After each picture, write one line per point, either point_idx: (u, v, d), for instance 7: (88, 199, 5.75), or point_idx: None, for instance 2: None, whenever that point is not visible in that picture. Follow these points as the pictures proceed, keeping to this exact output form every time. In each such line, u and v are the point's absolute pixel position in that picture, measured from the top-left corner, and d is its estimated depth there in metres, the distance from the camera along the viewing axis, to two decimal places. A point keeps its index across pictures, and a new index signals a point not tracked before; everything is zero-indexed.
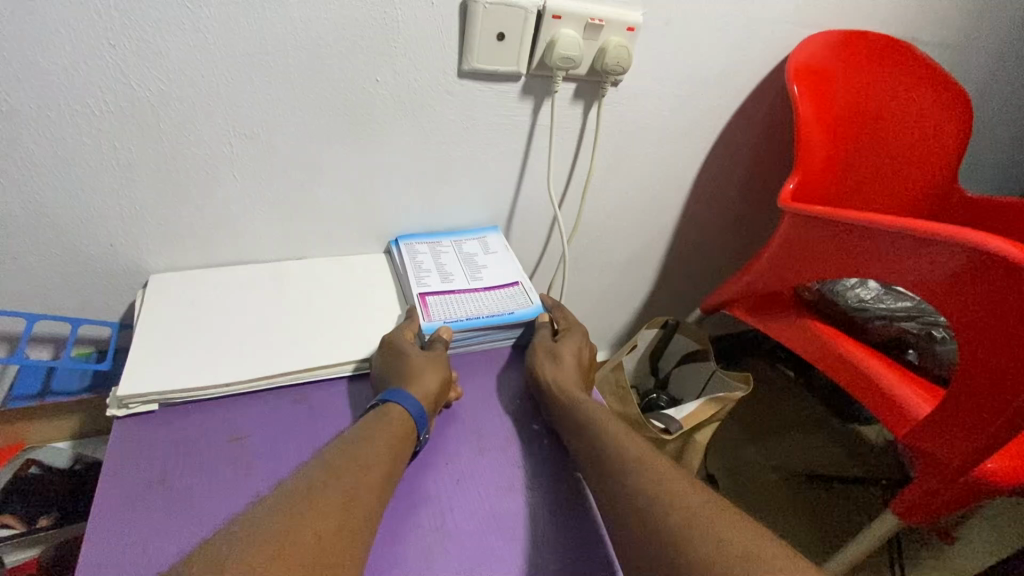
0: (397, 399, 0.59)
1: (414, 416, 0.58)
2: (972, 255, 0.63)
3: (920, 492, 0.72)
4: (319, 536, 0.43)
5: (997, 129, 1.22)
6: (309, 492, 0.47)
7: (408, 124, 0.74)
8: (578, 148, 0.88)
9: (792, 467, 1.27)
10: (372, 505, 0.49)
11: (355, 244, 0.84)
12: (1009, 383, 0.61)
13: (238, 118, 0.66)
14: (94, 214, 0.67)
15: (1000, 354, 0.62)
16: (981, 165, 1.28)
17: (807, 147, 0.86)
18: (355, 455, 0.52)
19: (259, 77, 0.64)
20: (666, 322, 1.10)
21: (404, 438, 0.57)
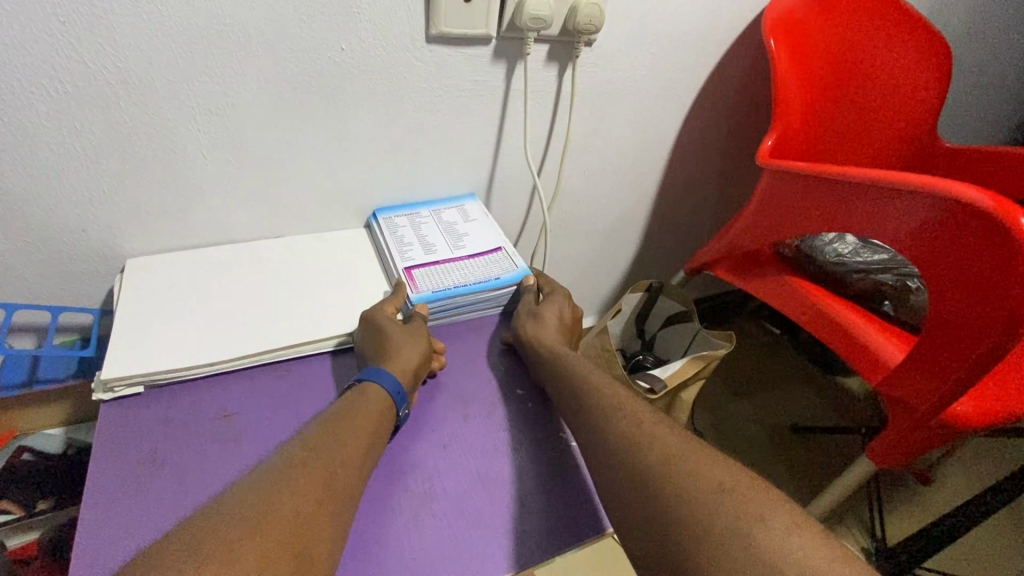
0: (374, 377, 0.59)
1: (392, 394, 0.58)
2: (946, 206, 0.64)
3: (894, 436, 0.74)
4: (300, 511, 0.44)
5: (978, 75, 1.21)
6: (288, 470, 0.48)
7: (379, 94, 0.73)
8: (554, 112, 0.86)
9: (776, 420, 1.31)
10: (352, 479, 0.50)
11: (334, 220, 0.83)
12: (981, 328, 0.63)
13: (202, 94, 0.64)
14: (62, 199, 0.66)
15: (971, 301, 0.64)
16: (962, 112, 1.28)
17: (785, 101, 0.86)
18: (334, 432, 0.53)
19: (220, 49, 0.62)
20: (650, 285, 1.11)
21: (383, 415, 0.57)
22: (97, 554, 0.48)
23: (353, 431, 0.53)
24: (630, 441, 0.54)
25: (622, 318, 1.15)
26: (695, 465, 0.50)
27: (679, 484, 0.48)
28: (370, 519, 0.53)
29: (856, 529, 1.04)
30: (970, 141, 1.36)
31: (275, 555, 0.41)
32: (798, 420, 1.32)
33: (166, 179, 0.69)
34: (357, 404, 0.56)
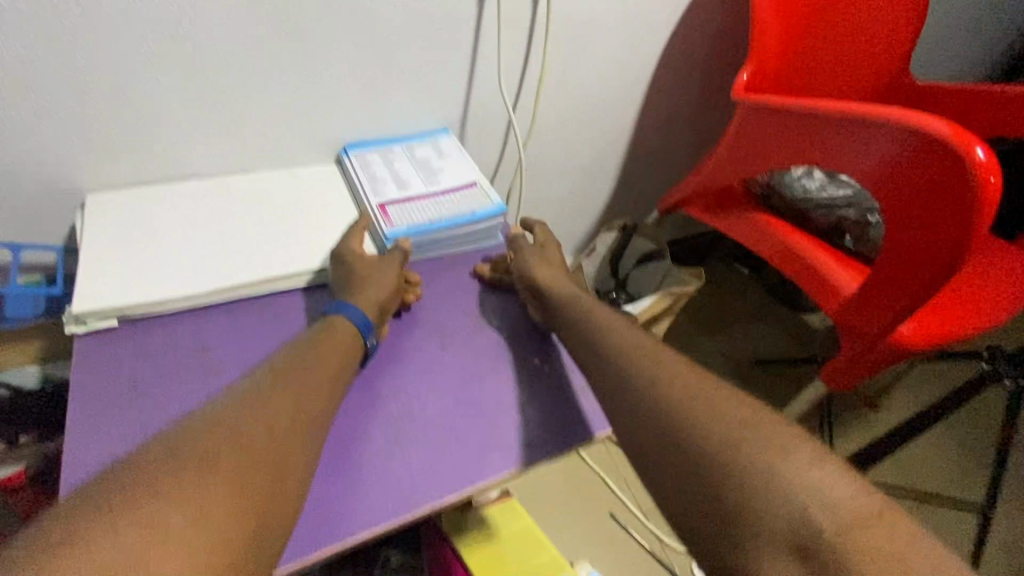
0: (342, 310, 0.60)
1: (359, 327, 0.60)
2: (909, 139, 0.67)
3: (845, 359, 0.80)
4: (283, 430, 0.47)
5: (953, 12, 1.21)
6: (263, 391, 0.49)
7: (343, 16, 0.71)
8: (528, 41, 0.85)
9: (741, 354, 1.38)
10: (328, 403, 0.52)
11: (305, 156, 0.81)
12: (929, 252, 0.68)
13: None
14: (12, 126, 0.63)
15: (922, 230, 0.68)
16: (937, 50, 1.28)
17: (760, 33, 0.85)
18: (304, 360, 0.54)
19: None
20: (625, 225, 1.15)
21: (351, 345, 0.58)
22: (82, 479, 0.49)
23: (323, 359, 0.54)
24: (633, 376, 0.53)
25: (596, 257, 1.18)
26: (702, 399, 0.49)
27: (703, 425, 0.47)
28: (350, 442, 0.56)
29: None
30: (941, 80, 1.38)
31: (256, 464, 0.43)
32: (762, 354, 1.39)
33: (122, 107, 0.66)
34: (326, 333, 0.58)
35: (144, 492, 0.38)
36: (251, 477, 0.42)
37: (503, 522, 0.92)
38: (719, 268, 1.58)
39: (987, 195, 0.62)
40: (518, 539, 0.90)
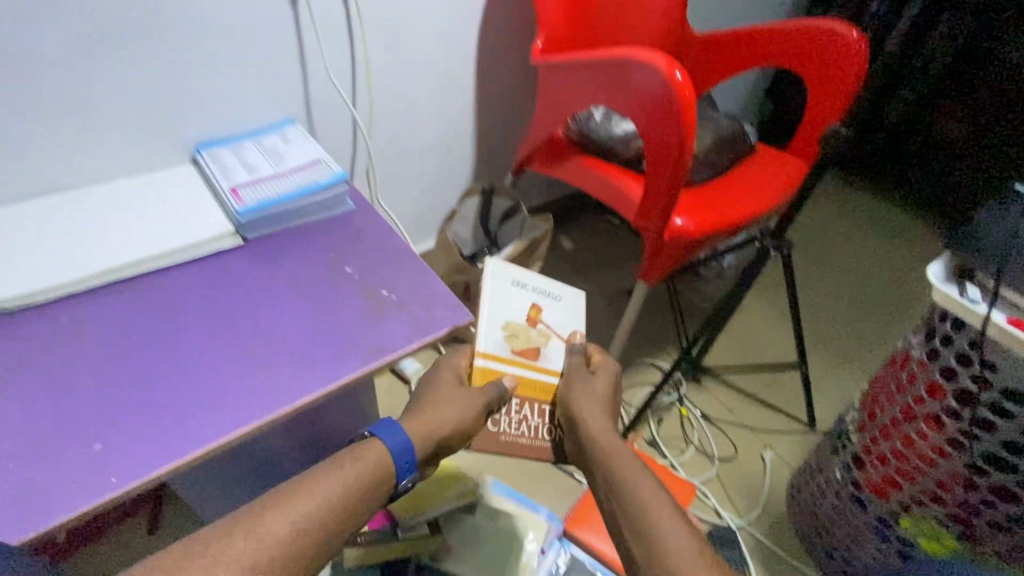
0: (383, 432, 0.62)
1: (393, 452, 0.61)
2: (652, 75, 0.85)
3: (648, 255, 0.97)
4: (279, 526, 0.49)
5: None
6: (290, 494, 0.52)
7: (166, 34, 0.81)
8: (351, 41, 0.99)
9: (616, 289, 1.57)
10: (344, 514, 0.53)
11: (163, 162, 0.91)
12: (668, 144, 0.85)
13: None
14: None
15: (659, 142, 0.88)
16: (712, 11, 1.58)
17: (543, 10, 1.03)
18: (317, 478, 0.54)
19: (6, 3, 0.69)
20: (482, 188, 1.29)
21: (372, 485, 0.57)
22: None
23: (323, 490, 0.53)
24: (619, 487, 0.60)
25: (467, 222, 1.32)
26: None
27: None
28: (210, 381, 0.67)
29: (671, 350, 1.35)
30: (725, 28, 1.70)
31: None
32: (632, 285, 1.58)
33: None
34: (355, 459, 0.58)
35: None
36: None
37: None
38: (592, 221, 1.76)
39: (686, 104, 0.81)
40: None
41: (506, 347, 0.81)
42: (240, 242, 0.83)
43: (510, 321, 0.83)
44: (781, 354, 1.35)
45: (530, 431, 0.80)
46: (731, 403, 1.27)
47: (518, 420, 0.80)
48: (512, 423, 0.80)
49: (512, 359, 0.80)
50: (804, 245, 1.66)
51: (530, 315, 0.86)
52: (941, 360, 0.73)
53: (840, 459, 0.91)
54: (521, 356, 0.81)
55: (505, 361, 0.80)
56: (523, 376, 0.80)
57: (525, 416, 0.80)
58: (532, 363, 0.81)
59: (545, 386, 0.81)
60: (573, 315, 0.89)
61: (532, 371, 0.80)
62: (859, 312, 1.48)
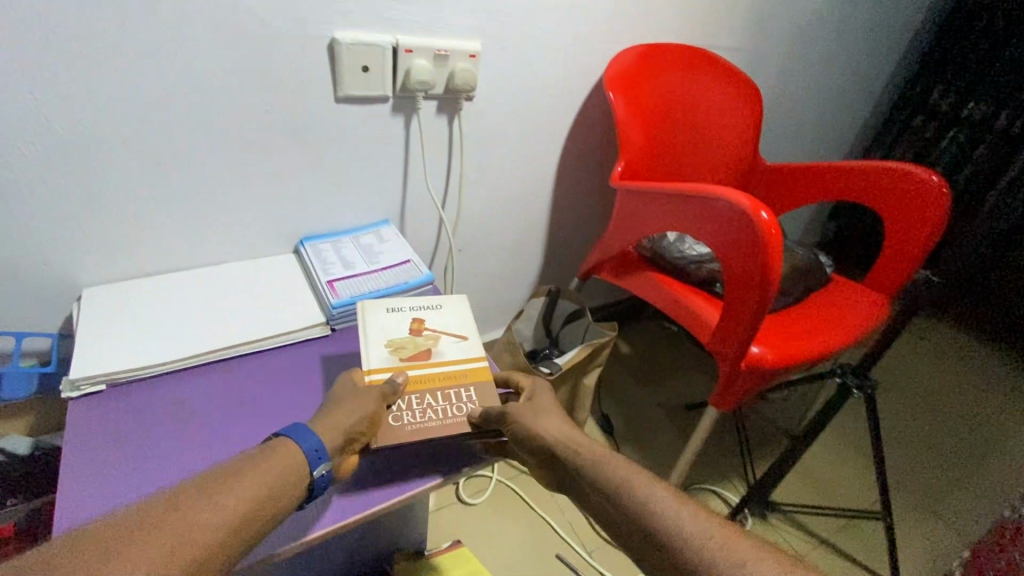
0: (295, 436, 0.63)
1: (308, 453, 0.61)
2: (732, 210, 0.87)
3: (723, 381, 0.95)
4: (194, 520, 0.52)
5: (777, 109, 1.59)
6: (208, 493, 0.54)
7: (295, 143, 0.92)
8: (450, 154, 1.08)
9: (673, 401, 1.52)
10: (264, 501, 0.56)
11: (269, 248, 1.00)
12: (750, 273, 0.85)
13: (164, 147, 0.82)
14: (42, 242, 0.81)
15: (738, 274, 0.88)
16: (775, 138, 1.66)
17: (627, 138, 1.10)
18: (232, 472, 0.57)
19: (177, 118, 0.81)
20: (548, 290, 1.31)
21: (283, 475, 0.59)
22: (59, 520, 0.59)
23: (243, 484, 0.56)
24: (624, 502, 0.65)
25: (530, 320, 1.34)
26: None
27: None
28: None
29: (735, 480, 1.26)
30: (794, 155, 1.76)
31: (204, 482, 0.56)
32: (690, 398, 1.53)
33: (127, 220, 0.85)
34: (272, 458, 0.60)
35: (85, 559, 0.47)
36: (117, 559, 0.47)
37: (451, 568, 0.99)
38: (649, 326, 1.75)
39: (773, 244, 0.82)
40: None
41: (396, 361, 0.77)
42: (328, 332, 0.88)
43: (394, 337, 0.80)
44: (860, 502, 1.24)
45: (437, 413, 0.73)
46: (802, 546, 1.16)
47: (420, 406, 0.73)
48: (416, 411, 0.73)
49: (404, 367, 0.77)
50: (886, 379, 1.60)
51: (414, 326, 0.82)
52: None
53: None
54: (414, 360, 0.77)
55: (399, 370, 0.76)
56: (419, 375, 0.77)
57: (429, 404, 0.74)
58: (426, 362, 0.78)
59: (443, 375, 0.78)
60: (461, 315, 0.87)
61: (428, 372, 0.77)
62: (950, 461, 1.36)
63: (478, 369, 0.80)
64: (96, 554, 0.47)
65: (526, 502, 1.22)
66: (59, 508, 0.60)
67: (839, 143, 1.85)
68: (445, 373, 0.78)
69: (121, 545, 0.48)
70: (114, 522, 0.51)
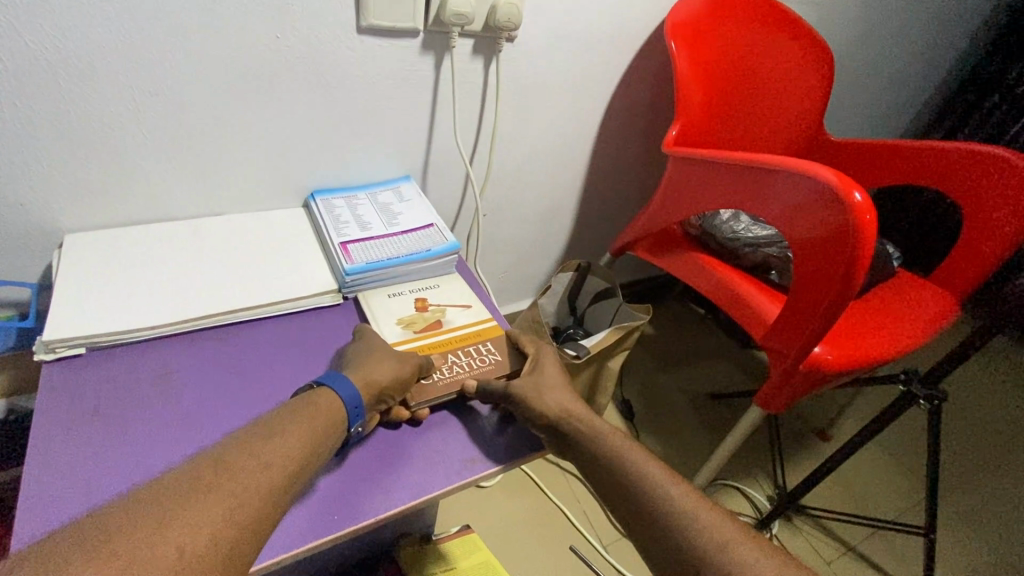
0: (332, 382, 0.58)
1: (347, 404, 0.57)
2: (814, 187, 0.75)
3: (776, 381, 0.85)
4: (245, 475, 0.47)
5: (842, 76, 1.43)
6: (250, 448, 0.49)
7: (309, 79, 0.79)
8: (483, 104, 0.95)
9: (698, 389, 1.43)
10: (309, 454, 0.51)
11: (276, 200, 0.89)
12: (832, 265, 0.74)
13: (156, 73, 0.70)
14: (14, 178, 0.70)
15: (811, 261, 0.77)
16: (835, 110, 1.51)
17: (685, 98, 0.97)
18: (268, 427, 0.51)
19: (173, 38, 0.68)
20: (578, 264, 1.20)
21: (327, 426, 0.54)
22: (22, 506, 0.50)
23: (285, 439, 0.51)
24: (650, 509, 0.56)
25: (555, 295, 1.23)
26: None
27: None
28: None
29: (761, 479, 1.18)
30: (849, 133, 1.60)
31: (239, 440, 0.50)
32: (717, 388, 1.44)
33: (115, 158, 0.74)
34: (308, 408, 0.55)
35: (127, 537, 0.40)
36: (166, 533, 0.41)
37: (460, 557, 0.92)
38: (677, 307, 1.65)
39: (865, 231, 0.70)
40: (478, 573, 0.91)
41: (408, 333, 0.72)
42: (340, 300, 0.78)
43: (401, 315, 0.75)
44: (892, 511, 1.17)
45: (468, 367, 0.70)
46: (829, 553, 1.10)
47: (447, 363, 0.69)
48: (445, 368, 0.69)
49: (421, 339, 0.72)
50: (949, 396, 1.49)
51: (417, 303, 0.78)
52: None
53: None
54: (425, 330, 0.73)
55: (413, 342, 0.71)
56: (435, 341, 0.73)
57: (453, 361, 0.70)
58: (438, 330, 0.74)
59: (458, 338, 0.74)
60: (461, 286, 0.83)
61: (442, 338, 0.73)
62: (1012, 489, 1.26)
63: (490, 327, 0.76)
64: (146, 519, 0.41)
65: (539, 487, 1.16)
66: (20, 492, 0.51)
67: (898, 122, 1.69)
68: (465, 333, 0.75)
69: (175, 508, 0.43)
70: (154, 487, 0.44)
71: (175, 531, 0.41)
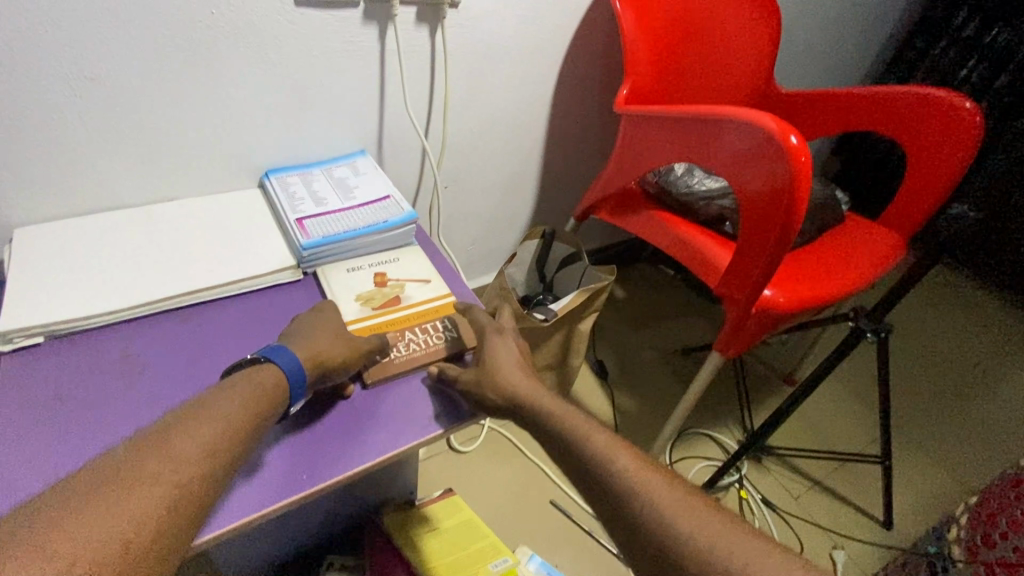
0: (274, 357, 0.59)
1: (289, 375, 0.58)
2: (753, 134, 0.77)
3: (731, 326, 0.89)
4: (190, 450, 0.48)
5: (794, 29, 1.45)
6: (191, 421, 0.50)
7: (250, 56, 0.78)
8: (432, 73, 0.95)
9: (670, 346, 1.47)
10: (250, 424, 0.53)
11: (231, 181, 0.89)
12: (772, 214, 0.77)
13: (88, 57, 0.69)
14: None
15: (754, 206, 0.80)
16: (789, 62, 1.53)
17: (633, 57, 0.98)
18: (206, 404, 0.52)
19: (102, 18, 0.67)
20: (543, 231, 1.21)
21: (268, 397, 0.56)
22: None
23: (224, 413, 0.52)
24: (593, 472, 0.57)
25: (522, 264, 1.25)
26: None
27: None
28: None
29: (732, 425, 1.24)
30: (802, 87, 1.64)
31: (173, 422, 0.50)
32: (688, 344, 1.48)
33: (54, 147, 0.73)
34: (249, 380, 0.56)
35: (64, 519, 0.41)
36: (105, 516, 0.42)
37: (443, 518, 0.95)
38: (647, 269, 1.68)
39: (800, 172, 0.73)
40: (461, 532, 0.94)
41: (366, 310, 0.74)
42: (300, 276, 0.79)
43: (360, 290, 0.77)
44: (851, 443, 1.24)
45: (424, 343, 0.72)
46: (796, 488, 1.16)
47: (403, 340, 0.71)
48: (401, 344, 0.71)
49: (379, 316, 0.74)
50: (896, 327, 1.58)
51: (376, 277, 0.79)
52: None
53: None
54: (384, 306, 0.75)
55: (372, 319, 0.73)
56: (392, 318, 0.74)
57: (410, 339, 0.72)
58: (397, 306, 0.76)
59: (417, 314, 0.75)
60: (421, 259, 0.84)
61: (401, 314, 0.75)
62: (963, 411, 1.34)
63: (448, 303, 0.78)
64: (83, 503, 0.42)
65: (518, 449, 1.20)
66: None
67: (851, 74, 1.72)
68: (422, 308, 0.76)
69: (113, 491, 0.43)
70: (91, 473, 0.44)
71: (114, 512, 0.42)
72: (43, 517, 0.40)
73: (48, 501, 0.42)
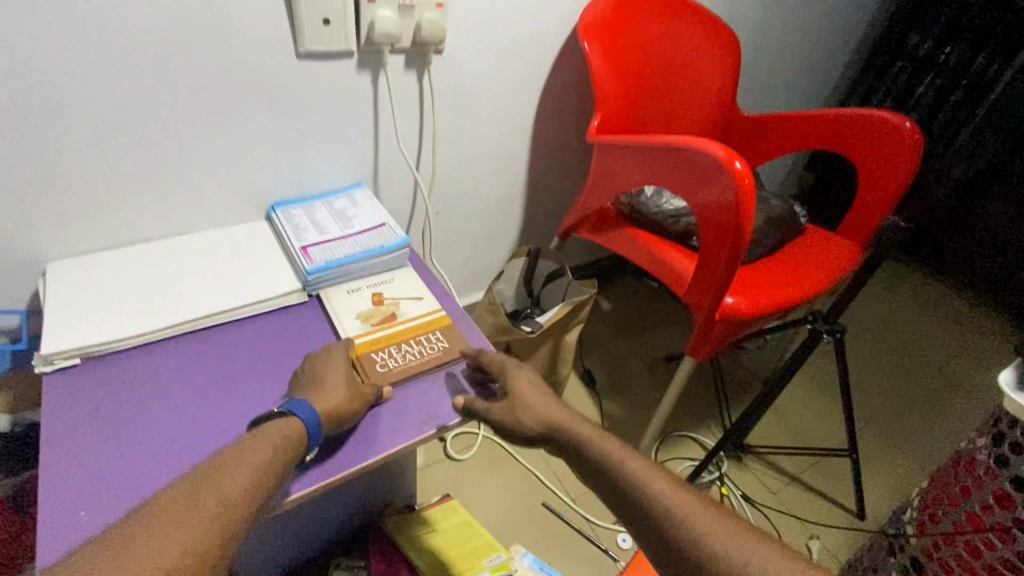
0: (295, 409, 0.64)
1: (309, 426, 0.64)
2: (705, 160, 0.87)
3: (699, 331, 0.98)
4: (219, 501, 0.53)
5: (757, 56, 1.56)
6: (222, 472, 0.56)
7: (257, 104, 0.88)
8: (421, 111, 1.05)
9: (654, 354, 1.56)
10: (273, 476, 0.58)
11: (240, 214, 0.98)
12: (724, 229, 0.87)
13: (116, 110, 0.78)
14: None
15: (710, 223, 0.89)
16: (754, 86, 1.64)
17: (602, 91, 1.08)
18: (235, 455, 0.58)
19: (128, 77, 0.77)
20: (529, 250, 1.30)
21: (289, 449, 0.61)
22: (45, 490, 0.60)
23: (251, 465, 0.57)
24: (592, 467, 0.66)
25: (510, 281, 1.34)
26: None
27: None
28: None
29: (713, 426, 1.31)
30: (768, 108, 1.75)
31: (205, 475, 0.55)
32: (671, 351, 1.57)
33: (84, 190, 0.82)
34: (273, 432, 0.62)
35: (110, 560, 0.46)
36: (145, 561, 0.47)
37: (441, 520, 1.02)
38: (632, 282, 1.77)
39: (744, 192, 0.83)
40: (459, 532, 1.01)
41: (366, 326, 0.83)
42: (305, 298, 0.87)
43: (360, 309, 0.85)
44: (824, 440, 1.31)
45: (419, 354, 0.80)
46: (775, 484, 1.23)
47: (400, 352, 0.80)
48: (398, 355, 0.79)
49: (377, 331, 0.82)
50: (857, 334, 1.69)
51: (374, 297, 0.88)
52: (1012, 468, 0.73)
53: (899, 559, 0.91)
54: (382, 322, 0.84)
55: (371, 333, 0.82)
56: (390, 333, 0.83)
57: (406, 351, 0.80)
58: (394, 321, 0.84)
59: (412, 328, 0.84)
60: (414, 279, 0.93)
61: (398, 329, 0.83)
62: (925, 407, 1.46)
63: (440, 317, 0.86)
64: (126, 550, 0.47)
65: (512, 456, 1.27)
66: (42, 481, 0.60)
67: (816, 94, 1.84)
68: (417, 322, 0.85)
69: (152, 540, 0.48)
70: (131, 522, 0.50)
71: (152, 558, 0.47)
72: (88, 561, 0.46)
73: (95, 548, 0.47)
